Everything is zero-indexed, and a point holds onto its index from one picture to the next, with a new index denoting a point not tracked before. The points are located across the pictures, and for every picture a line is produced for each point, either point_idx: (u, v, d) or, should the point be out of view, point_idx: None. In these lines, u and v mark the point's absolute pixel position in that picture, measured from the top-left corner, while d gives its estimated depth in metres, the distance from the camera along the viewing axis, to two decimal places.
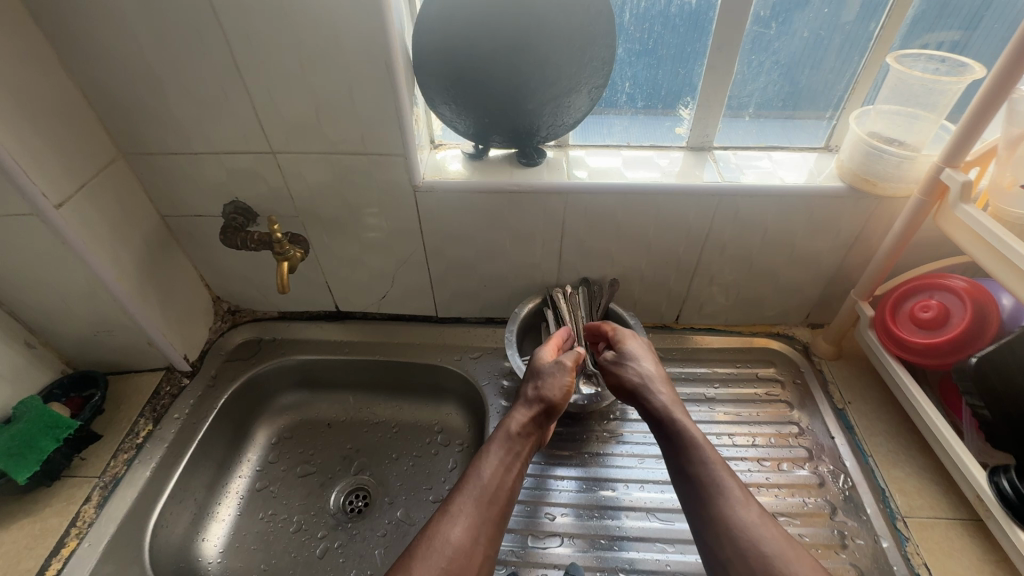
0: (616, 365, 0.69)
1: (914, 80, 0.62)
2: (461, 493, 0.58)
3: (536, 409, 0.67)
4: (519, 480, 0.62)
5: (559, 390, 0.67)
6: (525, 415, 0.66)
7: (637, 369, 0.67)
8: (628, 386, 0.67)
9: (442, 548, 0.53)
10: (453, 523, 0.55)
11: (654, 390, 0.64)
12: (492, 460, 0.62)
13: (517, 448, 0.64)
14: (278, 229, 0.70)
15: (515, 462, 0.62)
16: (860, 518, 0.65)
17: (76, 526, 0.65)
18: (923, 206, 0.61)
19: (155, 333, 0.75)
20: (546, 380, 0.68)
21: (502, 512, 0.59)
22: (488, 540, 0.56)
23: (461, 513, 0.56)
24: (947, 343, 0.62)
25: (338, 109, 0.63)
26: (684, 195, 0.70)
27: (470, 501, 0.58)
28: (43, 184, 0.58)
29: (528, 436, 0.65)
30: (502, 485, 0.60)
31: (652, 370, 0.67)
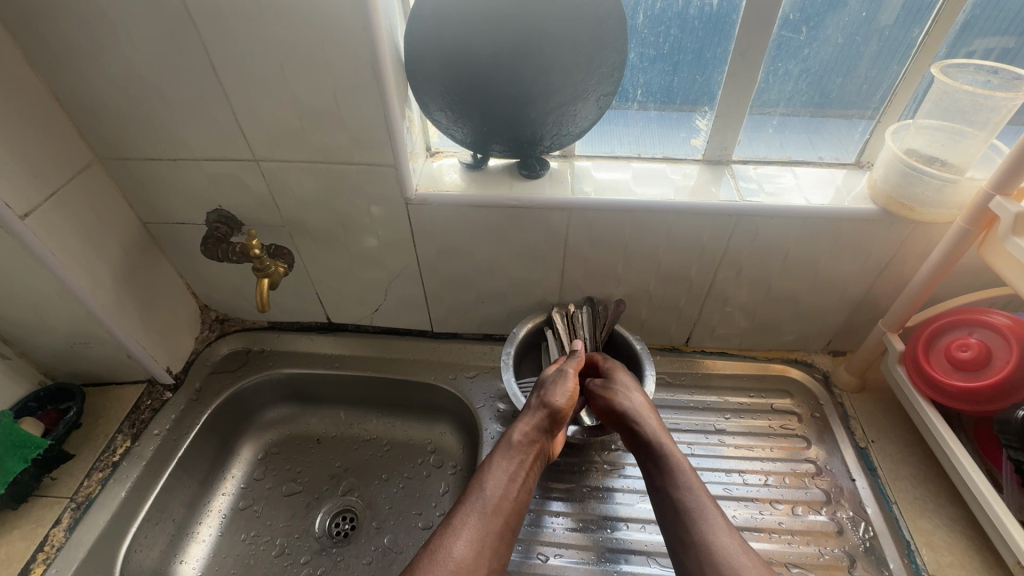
0: (605, 388, 0.64)
1: (961, 94, 0.55)
2: (462, 507, 0.55)
3: (541, 415, 0.62)
4: (526, 491, 0.58)
5: (563, 394, 0.63)
6: (530, 423, 0.62)
7: (628, 394, 0.63)
8: (615, 411, 0.62)
9: (443, 564, 0.50)
10: (454, 538, 0.52)
11: (643, 417, 0.61)
12: (496, 471, 0.58)
13: (524, 457, 0.60)
14: (259, 247, 0.66)
15: (521, 471, 0.58)
16: (882, 573, 0.59)
17: (43, 551, 0.62)
18: (966, 236, 0.55)
19: (134, 346, 0.72)
20: (546, 388, 0.64)
21: (509, 524, 0.55)
22: (492, 555, 0.52)
23: (464, 526, 0.53)
24: (988, 387, 0.56)
25: (323, 116, 0.59)
26: (697, 214, 0.64)
27: (473, 514, 0.54)
28: (6, 193, 0.54)
29: (534, 445, 0.61)
30: (507, 495, 0.56)
31: (642, 396, 0.63)
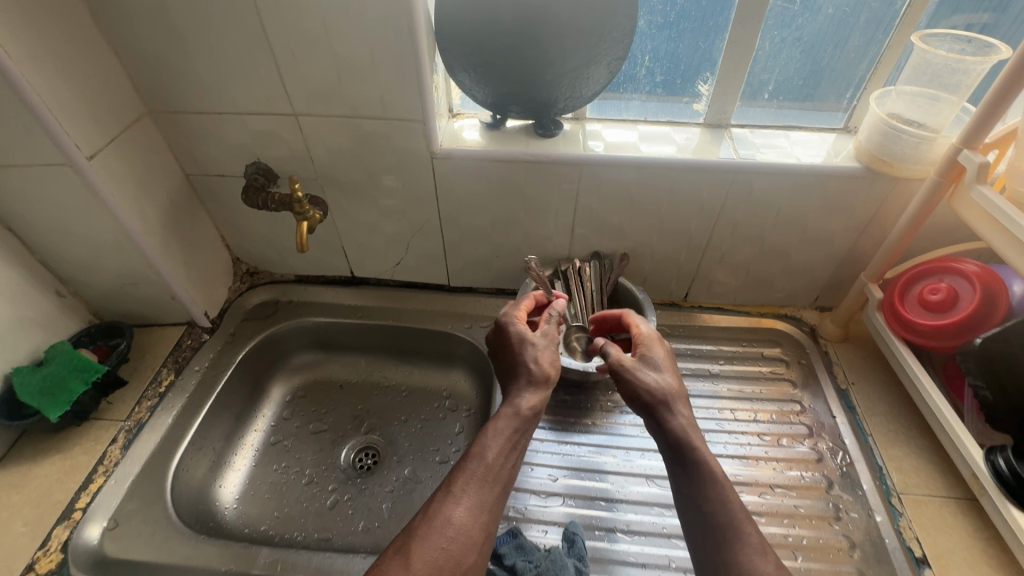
0: (633, 371, 0.61)
1: (937, 60, 0.61)
2: (462, 473, 0.56)
3: (543, 386, 0.64)
4: (522, 457, 0.60)
5: (555, 360, 0.66)
6: (532, 392, 0.63)
7: (660, 381, 0.60)
8: (644, 399, 0.60)
9: (444, 529, 0.52)
10: (455, 504, 0.54)
11: (676, 410, 0.58)
12: (497, 438, 0.59)
13: (525, 425, 0.61)
14: (300, 190, 0.71)
15: (521, 439, 0.60)
16: (856, 493, 0.66)
17: (103, 465, 0.68)
18: (938, 187, 0.61)
19: (178, 288, 0.78)
20: (540, 351, 0.66)
21: (505, 488, 0.57)
22: (491, 518, 0.54)
23: (464, 492, 0.55)
24: (958, 326, 0.63)
25: (361, 73, 0.64)
26: (698, 170, 0.70)
27: (473, 481, 0.56)
28: (76, 135, 0.60)
29: (536, 414, 0.62)
30: (506, 463, 0.58)
31: (674, 384, 0.60)
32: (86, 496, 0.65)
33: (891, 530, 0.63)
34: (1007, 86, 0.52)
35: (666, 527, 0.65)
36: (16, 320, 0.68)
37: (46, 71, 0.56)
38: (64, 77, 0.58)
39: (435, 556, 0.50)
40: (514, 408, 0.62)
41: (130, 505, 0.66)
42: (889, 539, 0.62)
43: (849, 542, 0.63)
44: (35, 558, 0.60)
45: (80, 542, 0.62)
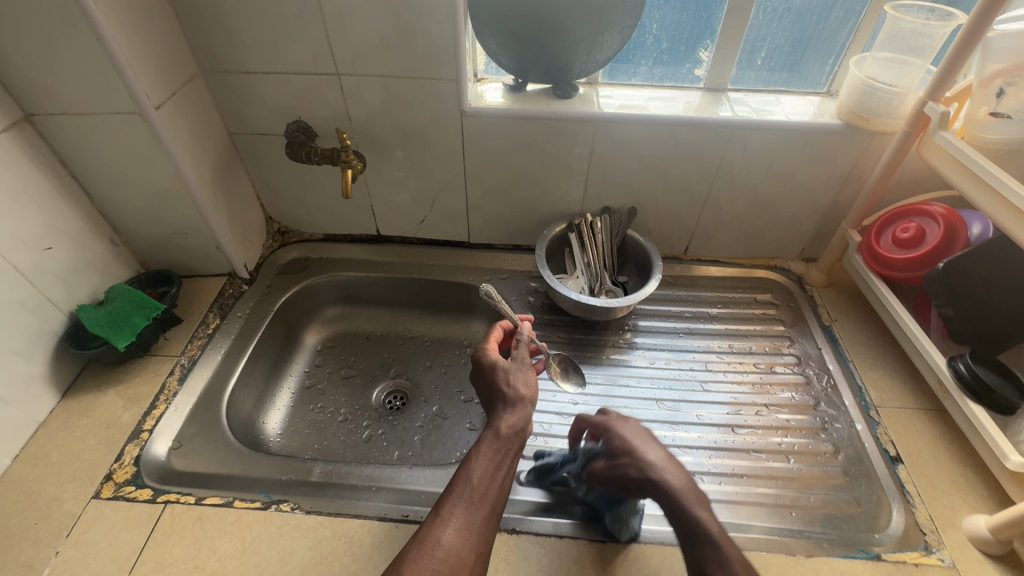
0: (615, 463, 0.59)
1: (907, 26, 0.71)
2: (450, 496, 0.54)
3: (521, 406, 0.62)
4: (510, 477, 0.58)
5: (528, 378, 0.65)
6: (511, 414, 0.61)
7: (637, 457, 0.58)
8: (634, 481, 0.57)
9: (433, 551, 0.49)
10: (444, 524, 0.51)
11: (661, 478, 0.56)
12: (481, 460, 0.57)
13: (508, 446, 0.59)
14: (347, 141, 0.79)
15: (506, 459, 0.58)
16: (838, 409, 0.76)
17: (163, 393, 0.75)
18: (908, 137, 0.70)
19: (223, 238, 0.85)
20: (511, 375, 0.64)
21: (495, 508, 0.55)
22: (481, 538, 0.52)
23: (453, 513, 0.52)
24: (928, 257, 0.72)
25: (402, 35, 0.71)
26: (701, 125, 0.78)
27: (460, 502, 0.53)
28: (146, 87, 0.66)
29: (518, 435, 0.60)
30: (493, 483, 0.56)
31: (652, 454, 0.58)
32: (151, 419, 0.71)
33: (869, 435, 0.72)
34: (965, 44, 0.61)
35: (675, 439, 0.74)
36: (79, 262, 0.74)
37: (125, 27, 0.63)
38: (138, 32, 0.64)
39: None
40: (496, 429, 0.60)
41: (191, 428, 0.72)
42: (868, 443, 0.71)
43: (833, 447, 0.72)
44: (112, 469, 0.66)
45: (150, 457, 0.68)
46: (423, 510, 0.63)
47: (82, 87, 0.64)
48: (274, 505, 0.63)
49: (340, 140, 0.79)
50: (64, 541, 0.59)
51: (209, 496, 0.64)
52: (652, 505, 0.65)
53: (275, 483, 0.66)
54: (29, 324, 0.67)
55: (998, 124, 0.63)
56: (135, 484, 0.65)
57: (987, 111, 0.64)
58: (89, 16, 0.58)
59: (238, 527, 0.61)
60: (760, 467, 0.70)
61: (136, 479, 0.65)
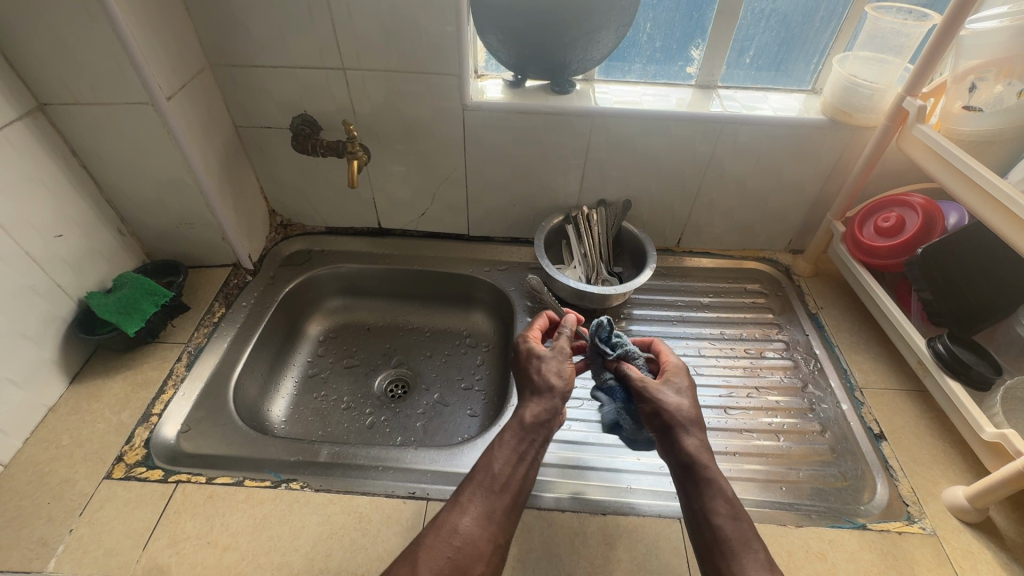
0: (655, 391, 0.60)
1: (887, 26, 0.75)
2: (471, 484, 0.56)
3: (549, 396, 0.61)
4: (534, 467, 0.58)
5: (563, 368, 0.63)
6: (538, 403, 0.61)
7: (677, 402, 0.60)
8: (662, 417, 0.59)
9: (449, 539, 0.51)
10: (462, 513, 0.53)
11: (689, 432, 0.58)
12: (504, 450, 0.57)
13: (533, 436, 0.59)
14: (354, 132, 0.82)
15: (529, 450, 0.58)
16: (825, 390, 0.80)
17: (171, 378, 0.76)
18: (889, 130, 0.74)
19: (229, 228, 0.87)
20: (544, 364, 0.63)
21: (516, 497, 0.56)
22: (499, 528, 0.53)
23: (472, 501, 0.54)
24: (908, 244, 0.77)
25: (406, 31, 0.74)
26: (693, 120, 0.82)
27: (479, 491, 0.55)
28: (158, 78, 0.68)
29: (544, 424, 0.60)
30: (514, 473, 0.56)
31: (692, 409, 0.60)
32: (160, 403, 0.73)
33: (854, 415, 0.76)
34: (940, 41, 0.65)
35: None
36: (88, 250, 0.76)
37: (140, 19, 0.65)
38: (151, 25, 0.66)
39: (440, 564, 0.50)
40: (521, 419, 0.60)
41: (199, 412, 0.73)
42: (853, 422, 0.75)
43: (821, 426, 0.75)
44: (122, 451, 0.67)
45: (159, 439, 0.69)
46: (429, 487, 0.65)
47: (97, 77, 0.66)
48: (283, 484, 0.65)
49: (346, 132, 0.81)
50: (77, 519, 0.60)
51: (219, 476, 0.65)
52: (649, 482, 0.68)
53: (284, 463, 0.68)
54: (41, 308, 0.69)
55: (971, 117, 0.67)
56: (146, 465, 0.66)
57: (961, 104, 0.68)
58: (107, 7, 0.60)
59: (250, 504, 0.63)
60: (752, 446, 0.73)
61: (147, 461, 0.67)
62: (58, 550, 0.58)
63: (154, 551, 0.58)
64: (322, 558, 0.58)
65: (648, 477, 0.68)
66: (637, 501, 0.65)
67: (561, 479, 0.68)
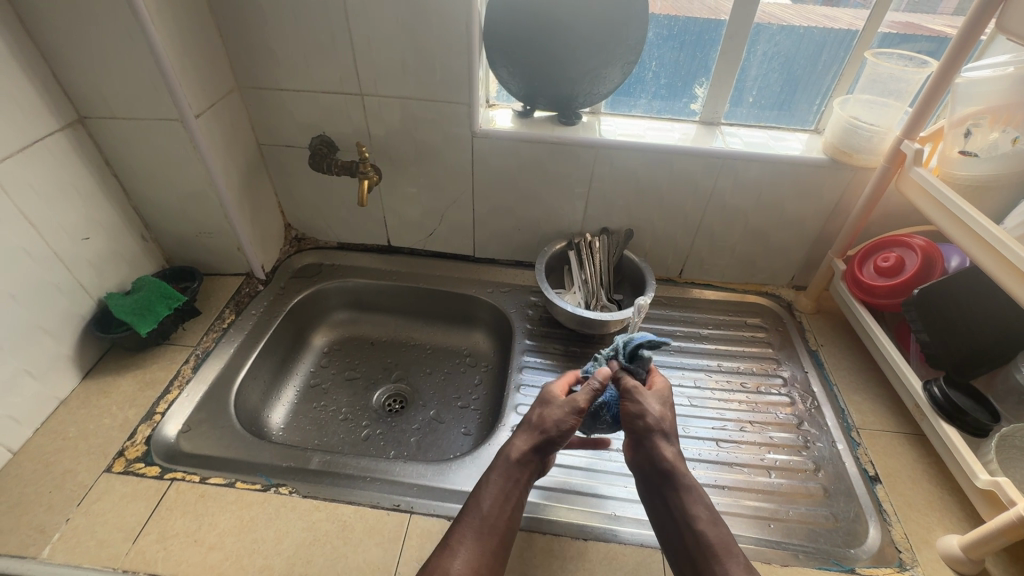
0: (637, 399, 0.61)
1: (886, 71, 0.77)
2: (460, 526, 0.56)
3: (535, 431, 0.62)
4: (521, 508, 0.59)
5: (565, 422, 0.61)
6: (526, 440, 0.62)
7: (659, 411, 0.61)
8: (641, 423, 0.60)
9: None
10: (452, 556, 0.53)
11: (665, 439, 0.59)
12: (491, 490, 0.58)
13: (518, 475, 0.60)
14: (366, 153, 0.86)
15: (515, 489, 0.59)
16: (822, 428, 0.79)
17: (178, 379, 0.79)
18: (887, 172, 0.75)
19: (245, 240, 0.91)
20: (548, 410, 0.62)
21: (504, 538, 0.56)
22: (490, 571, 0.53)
23: (461, 544, 0.54)
24: (906, 283, 0.77)
25: (421, 61, 0.79)
26: (694, 155, 0.84)
27: (470, 533, 0.55)
28: (189, 97, 0.74)
29: (529, 463, 0.61)
30: (502, 514, 0.57)
31: (670, 419, 0.61)
32: (164, 403, 0.76)
33: (850, 455, 0.74)
34: (934, 90, 0.67)
35: None
36: (112, 253, 0.81)
37: (176, 44, 0.70)
38: (186, 49, 0.72)
39: None
40: (507, 457, 0.61)
41: (200, 413, 0.76)
42: (848, 462, 0.74)
43: (815, 465, 0.74)
44: (124, 446, 0.70)
45: (160, 437, 0.72)
46: (414, 500, 0.66)
47: (133, 95, 0.72)
48: (273, 488, 0.67)
49: (360, 153, 0.86)
50: (74, 509, 0.63)
51: (212, 476, 0.67)
52: (635, 510, 0.67)
53: (275, 468, 0.70)
54: (62, 305, 0.73)
55: (968, 162, 0.67)
56: (145, 461, 0.68)
57: (957, 149, 0.69)
58: (147, 32, 0.66)
59: (238, 505, 0.64)
60: (742, 480, 0.72)
61: (146, 457, 0.69)
62: (54, 538, 0.60)
63: (143, 545, 0.60)
64: (302, 563, 0.59)
65: (633, 505, 0.68)
66: (621, 529, 0.65)
67: (546, 501, 0.68)
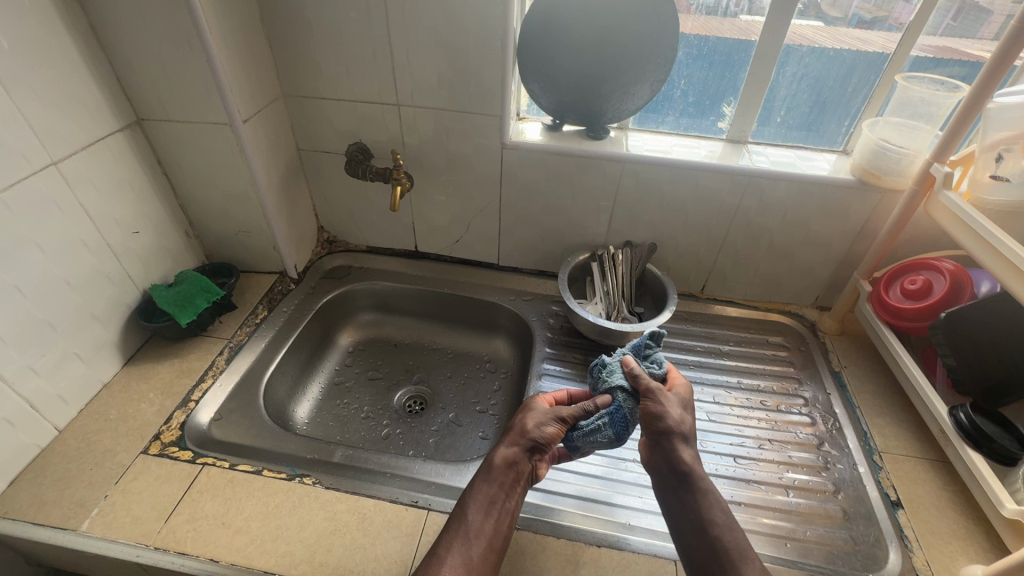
0: (660, 399, 0.62)
1: (916, 95, 0.77)
2: (447, 535, 0.56)
3: (515, 436, 0.64)
4: (509, 513, 0.59)
5: (546, 427, 0.64)
6: (508, 446, 0.63)
7: (680, 416, 0.62)
8: (661, 424, 0.61)
9: None
10: (441, 564, 0.53)
11: (684, 443, 0.60)
12: (475, 497, 0.59)
13: (503, 479, 0.61)
14: (400, 161, 0.90)
15: (500, 494, 0.60)
16: (843, 450, 0.78)
17: (212, 369, 0.83)
18: (916, 194, 0.75)
19: (280, 240, 0.95)
20: (531, 414, 0.65)
21: (492, 545, 0.56)
22: None
23: (448, 552, 0.54)
24: (934, 307, 0.76)
25: (457, 74, 0.82)
26: (721, 172, 0.85)
27: (457, 540, 0.55)
28: (239, 104, 0.78)
29: (513, 467, 0.62)
30: (488, 520, 0.58)
31: (689, 425, 0.62)
32: (198, 391, 0.79)
33: (871, 479, 0.73)
34: (964, 114, 0.67)
35: None
36: (158, 248, 0.85)
37: (231, 54, 0.75)
38: (239, 59, 0.77)
39: None
40: (490, 462, 0.62)
41: (232, 403, 0.79)
42: (869, 486, 0.73)
43: (834, 487, 0.73)
44: (160, 430, 0.73)
45: (194, 423, 0.75)
46: (432, 498, 0.68)
47: (189, 100, 0.77)
48: (297, 478, 0.69)
49: (394, 161, 0.89)
50: (112, 487, 0.66)
51: (241, 463, 0.70)
52: (649, 521, 0.68)
53: (300, 459, 0.72)
54: (111, 294, 0.78)
55: (1000, 187, 0.67)
56: (179, 446, 0.72)
57: (989, 174, 0.69)
58: (205, 43, 0.71)
59: (264, 492, 0.67)
60: (760, 498, 0.72)
61: (180, 442, 0.72)
62: (92, 513, 0.63)
63: (174, 525, 0.63)
64: (322, 553, 0.61)
65: (646, 515, 0.68)
66: (634, 538, 0.65)
67: (561, 506, 0.69)
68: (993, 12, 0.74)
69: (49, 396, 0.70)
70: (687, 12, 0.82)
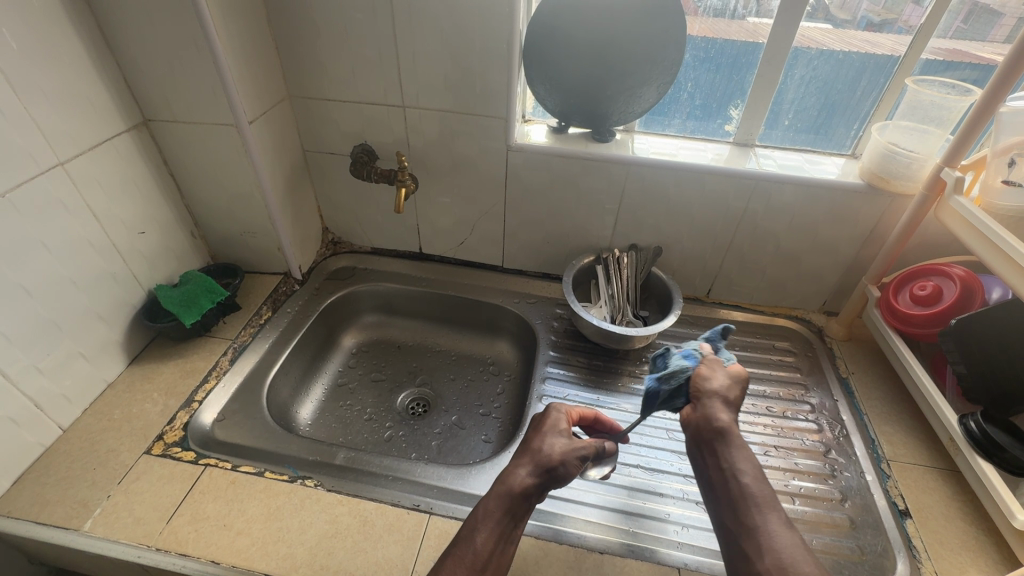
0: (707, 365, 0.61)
1: (926, 98, 0.76)
2: (449, 558, 0.52)
3: (538, 463, 0.58)
4: (513, 545, 0.55)
5: (570, 465, 0.58)
6: (529, 471, 0.57)
7: (724, 384, 0.59)
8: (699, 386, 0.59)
9: None
10: None
11: (720, 403, 0.57)
12: (487, 524, 0.54)
13: (516, 509, 0.55)
14: (405, 162, 0.90)
15: (511, 524, 0.55)
16: (850, 458, 0.77)
17: (215, 370, 0.83)
18: (926, 199, 0.74)
19: (285, 241, 0.95)
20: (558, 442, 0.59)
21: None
22: None
23: None
24: (943, 313, 0.75)
25: (462, 76, 0.82)
26: (727, 175, 0.84)
27: (461, 570, 0.51)
28: (245, 104, 0.78)
29: (528, 497, 0.56)
30: (494, 552, 0.53)
31: (733, 394, 0.59)
32: (202, 392, 0.79)
33: (879, 487, 0.72)
34: (976, 118, 0.66)
35: (681, 468, 0.75)
36: (164, 248, 0.86)
37: (237, 55, 0.75)
38: (245, 60, 0.77)
39: None
40: (507, 485, 0.56)
41: (235, 404, 0.79)
42: (877, 495, 0.72)
43: (841, 495, 0.72)
44: (164, 430, 0.74)
45: (197, 424, 0.75)
46: (434, 502, 0.67)
47: (195, 100, 0.77)
48: (299, 480, 0.69)
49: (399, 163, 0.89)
50: (115, 487, 0.66)
51: (243, 464, 0.70)
52: (653, 527, 0.67)
53: (302, 461, 0.72)
54: (116, 294, 0.78)
55: (1011, 193, 0.66)
56: (182, 446, 0.72)
57: (1000, 179, 0.67)
58: (211, 44, 0.71)
59: (266, 494, 0.67)
60: None
61: (183, 442, 0.72)
62: (95, 513, 0.63)
63: (176, 526, 0.62)
64: (323, 556, 0.61)
65: (650, 521, 0.68)
66: (636, 545, 0.65)
67: (565, 512, 0.68)
68: (1004, 15, 0.73)
69: (54, 395, 0.70)
70: (694, 14, 0.82)
